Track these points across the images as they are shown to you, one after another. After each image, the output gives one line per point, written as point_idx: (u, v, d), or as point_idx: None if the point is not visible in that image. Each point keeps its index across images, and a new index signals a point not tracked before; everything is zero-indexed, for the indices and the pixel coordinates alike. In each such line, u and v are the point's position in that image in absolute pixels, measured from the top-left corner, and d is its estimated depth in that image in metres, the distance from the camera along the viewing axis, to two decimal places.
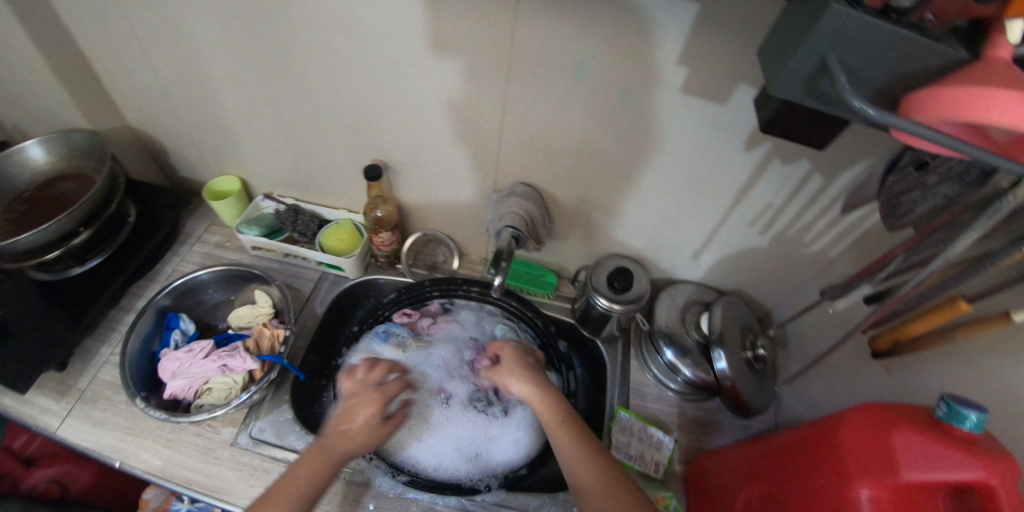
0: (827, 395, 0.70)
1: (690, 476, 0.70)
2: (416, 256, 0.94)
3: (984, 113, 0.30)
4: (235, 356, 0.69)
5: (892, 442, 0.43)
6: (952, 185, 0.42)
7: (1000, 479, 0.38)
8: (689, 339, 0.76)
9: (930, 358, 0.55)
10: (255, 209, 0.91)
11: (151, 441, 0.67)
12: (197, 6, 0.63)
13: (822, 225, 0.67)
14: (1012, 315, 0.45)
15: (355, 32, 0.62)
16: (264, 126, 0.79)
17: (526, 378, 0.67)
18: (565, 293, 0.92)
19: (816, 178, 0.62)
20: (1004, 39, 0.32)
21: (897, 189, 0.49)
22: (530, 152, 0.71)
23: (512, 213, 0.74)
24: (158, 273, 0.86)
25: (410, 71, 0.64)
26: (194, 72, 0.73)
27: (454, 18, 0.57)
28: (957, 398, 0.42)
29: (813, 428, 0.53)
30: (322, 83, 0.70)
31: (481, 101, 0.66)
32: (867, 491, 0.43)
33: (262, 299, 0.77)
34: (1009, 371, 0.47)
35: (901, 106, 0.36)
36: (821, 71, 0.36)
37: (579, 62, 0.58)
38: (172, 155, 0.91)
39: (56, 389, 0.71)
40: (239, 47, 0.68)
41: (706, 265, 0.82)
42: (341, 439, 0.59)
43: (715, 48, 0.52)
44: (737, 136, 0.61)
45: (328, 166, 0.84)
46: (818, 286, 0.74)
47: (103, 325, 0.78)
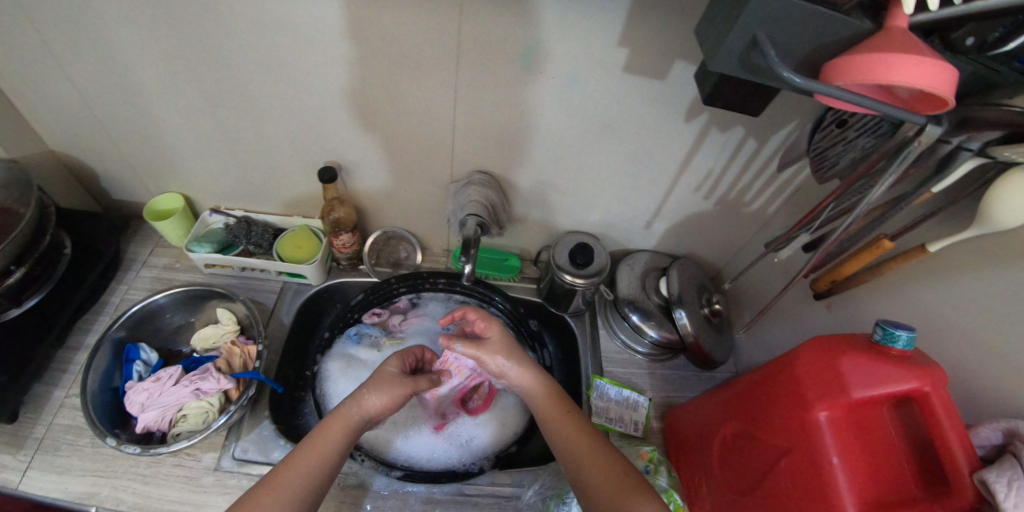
0: (779, 340, 0.76)
1: (667, 428, 0.76)
2: (378, 256, 0.92)
3: (889, 75, 0.35)
4: (207, 378, 0.67)
5: (842, 367, 0.49)
6: (870, 136, 0.48)
7: (932, 385, 0.46)
8: (650, 304, 0.81)
9: (864, 295, 0.62)
10: (203, 225, 0.86)
11: (127, 479, 0.64)
12: (113, 16, 0.59)
13: (760, 184, 0.73)
14: (927, 247, 0.51)
15: (293, 33, 0.60)
16: (204, 137, 0.75)
17: (515, 356, 0.68)
18: (530, 273, 0.94)
19: (750, 142, 0.67)
20: (900, 12, 0.37)
21: (823, 144, 0.55)
22: (485, 141, 0.72)
23: (473, 202, 0.74)
24: (105, 305, 0.81)
25: (357, 69, 0.63)
26: (119, 87, 0.68)
27: (397, 12, 0.56)
28: (889, 322, 0.49)
29: (770, 366, 0.58)
30: (262, 89, 0.67)
31: (432, 94, 0.66)
32: (825, 412, 0.49)
33: (226, 317, 0.75)
34: (931, 296, 0.54)
35: (823, 72, 0.40)
36: (752, 46, 0.40)
37: (527, 49, 0.59)
38: (102, 177, 0.86)
39: (9, 442, 0.66)
40: (166, 57, 0.64)
41: (659, 233, 0.87)
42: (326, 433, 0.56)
43: (651, 27, 0.55)
44: (678, 108, 0.64)
45: (277, 174, 0.81)
46: (762, 241, 0.81)
47: (52, 368, 0.73)
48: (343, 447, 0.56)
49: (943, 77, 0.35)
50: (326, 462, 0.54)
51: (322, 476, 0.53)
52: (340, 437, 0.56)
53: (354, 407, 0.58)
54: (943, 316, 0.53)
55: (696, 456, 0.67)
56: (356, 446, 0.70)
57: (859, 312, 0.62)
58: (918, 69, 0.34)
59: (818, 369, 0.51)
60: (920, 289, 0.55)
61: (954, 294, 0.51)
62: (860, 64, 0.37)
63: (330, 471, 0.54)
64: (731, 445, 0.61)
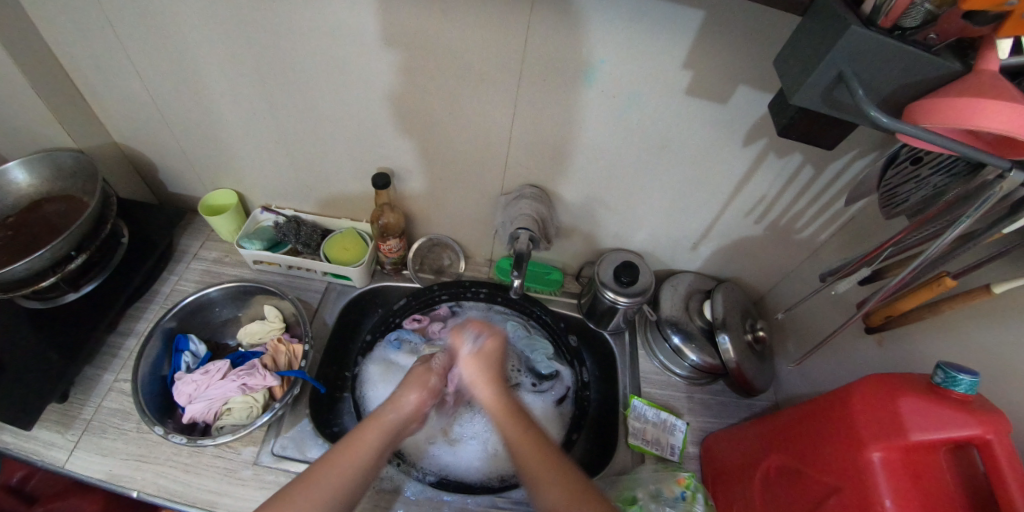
0: (825, 373, 0.75)
1: (704, 456, 0.75)
2: (421, 262, 0.93)
3: (981, 122, 0.35)
4: (254, 374, 0.70)
5: (899, 407, 0.48)
6: (942, 175, 0.48)
7: (996, 433, 0.43)
8: (693, 326, 0.81)
9: (922, 334, 0.61)
10: (253, 223, 0.90)
11: (168, 467, 0.65)
12: (192, 20, 0.62)
13: (813, 212, 0.73)
14: (991, 288, 0.50)
15: (363, 42, 0.61)
16: (262, 136, 0.77)
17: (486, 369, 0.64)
18: (570, 289, 0.95)
19: (807, 169, 0.67)
20: (993, 54, 0.37)
21: (896, 180, 0.55)
22: (538, 155, 0.72)
23: (523, 215, 0.76)
24: (156, 294, 0.84)
25: (419, 78, 0.65)
26: (188, 87, 0.71)
27: (466, 25, 0.57)
28: (951, 365, 0.48)
29: (822, 400, 0.58)
30: (324, 93, 0.69)
31: (489, 107, 0.67)
32: (879, 454, 0.48)
33: (272, 314, 0.79)
34: (998, 341, 0.52)
35: (912, 112, 0.40)
36: (837, 82, 0.40)
37: (590, 68, 0.60)
38: (161, 171, 0.89)
39: (59, 421, 0.68)
40: (238, 59, 0.66)
41: (703, 255, 0.87)
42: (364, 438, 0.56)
43: (719, 54, 0.55)
44: (737, 132, 0.64)
45: (330, 176, 0.83)
46: (809, 269, 0.80)
47: (103, 351, 0.76)
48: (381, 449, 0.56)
49: None
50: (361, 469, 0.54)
51: (355, 480, 0.53)
52: (379, 437, 0.57)
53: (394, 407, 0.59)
54: (1012, 363, 0.51)
55: (736, 490, 0.66)
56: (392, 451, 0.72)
57: (914, 347, 0.61)
58: (1018, 116, 0.33)
59: (874, 409, 0.50)
60: (985, 330, 0.54)
61: (1022, 338, 0.50)
62: (947, 106, 0.37)
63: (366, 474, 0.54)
64: (776, 478, 0.60)
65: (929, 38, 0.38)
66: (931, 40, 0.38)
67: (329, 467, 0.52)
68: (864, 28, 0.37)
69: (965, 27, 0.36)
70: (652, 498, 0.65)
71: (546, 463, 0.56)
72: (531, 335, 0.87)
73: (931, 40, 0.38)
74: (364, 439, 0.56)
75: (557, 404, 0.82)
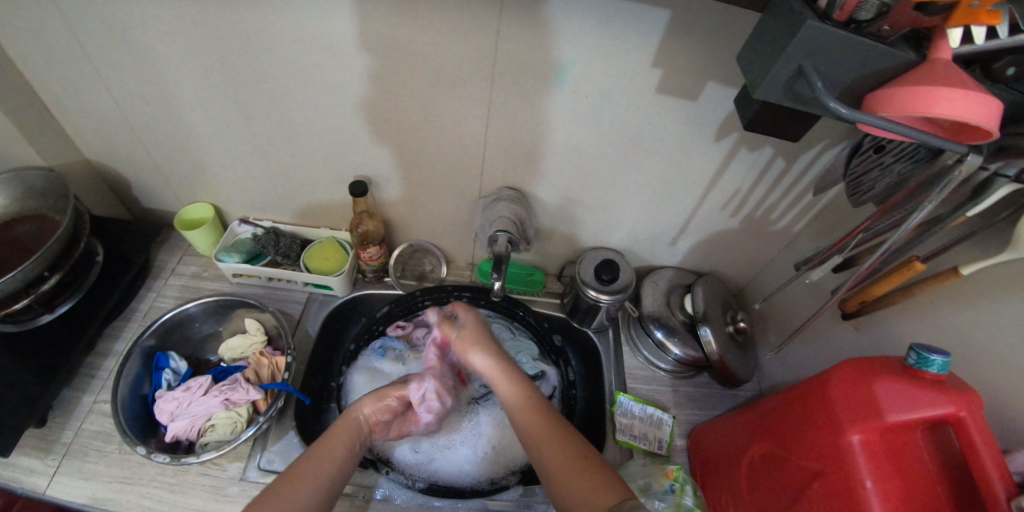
0: (806, 361, 0.76)
1: (692, 446, 0.76)
2: (403, 268, 0.93)
3: (938, 109, 0.36)
4: (237, 388, 0.69)
5: (876, 390, 0.49)
6: (905, 162, 0.50)
7: (968, 410, 0.45)
8: (676, 320, 0.81)
9: (895, 319, 0.62)
10: (231, 235, 0.88)
11: (152, 487, 0.64)
12: (157, 33, 0.61)
13: (786, 203, 0.74)
14: (959, 269, 0.51)
15: (332, 50, 0.61)
16: (235, 148, 0.77)
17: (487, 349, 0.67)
18: (553, 289, 0.95)
19: (778, 161, 0.68)
20: (945, 45, 0.38)
21: (859, 169, 0.57)
22: (514, 157, 0.73)
23: (503, 217, 0.76)
24: (134, 312, 0.82)
25: (391, 85, 0.64)
26: (157, 101, 0.70)
27: (435, 30, 0.57)
28: (923, 347, 0.49)
29: (802, 385, 0.59)
30: (296, 103, 0.68)
31: (463, 111, 0.67)
32: (859, 436, 0.49)
33: (253, 327, 0.78)
34: (967, 323, 0.54)
35: (871, 101, 0.40)
36: (798, 75, 0.41)
37: (561, 69, 0.60)
38: (134, 186, 0.88)
39: (38, 446, 0.66)
40: (206, 71, 0.65)
41: (684, 249, 0.88)
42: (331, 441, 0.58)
43: (686, 51, 0.56)
44: (708, 128, 0.65)
45: (307, 186, 0.82)
46: (787, 259, 0.81)
47: (81, 373, 0.74)
48: (351, 449, 0.59)
49: (989, 108, 0.35)
50: (335, 470, 0.56)
51: (331, 479, 0.55)
52: (348, 439, 0.60)
53: (358, 411, 0.63)
54: (981, 343, 0.52)
55: (723, 478, 0.67)
56: (381, 461, 0.72)
57: (888, 332, 0.63)
58: (967, 104, 0.35)
59: (851, 393, 0.51)
60: (954, 313, 0.55)
61: (989, 319, 0.51)
62: (906, 96, 0.37)
63: (340, 474, 0.56)
64: (761, 465, 0.61)
65: (882, 29, 0.38)
66: (884, 32, 0.38)
67: (301, 471, 0.54)
68: (820, 22, 0.37)
69: (917, 20, 0.36)
70: (642, 492, 0.65)
71: (562, 449, 0.56)
72: (516, 337, 0.87)
73: (885, 31, 0.38)
74: (333, 442, 0.59)
75: None
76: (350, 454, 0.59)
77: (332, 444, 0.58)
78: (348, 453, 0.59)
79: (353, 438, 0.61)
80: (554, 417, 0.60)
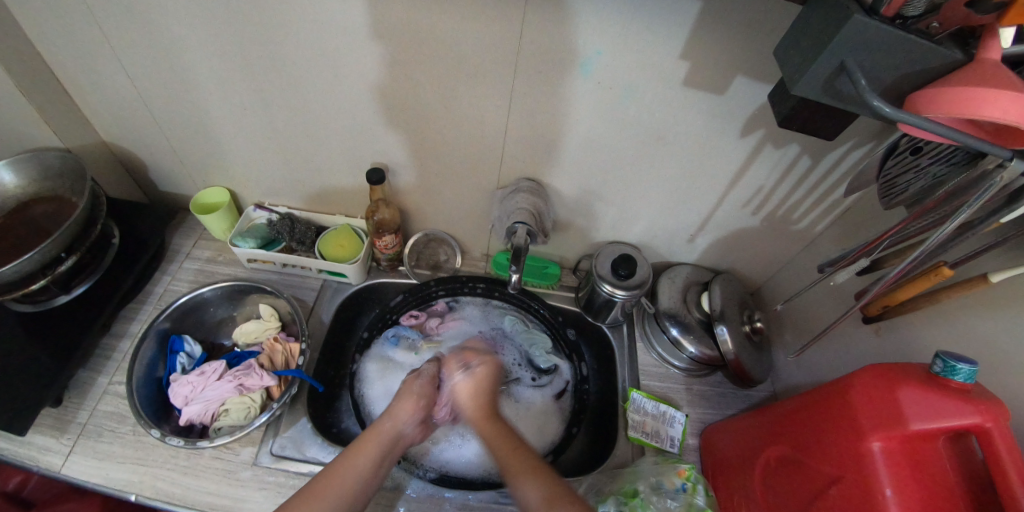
0: (823, 363, 0.76)
1: (704, 447, 0.76)
2: (417, 258, 0.93)
3: (986, 113, 0.34)
4: (251, 374, 0.69)
5: (899, 397, 0.48)
6: (942, 165, 0.48)
7: (994, 422, 0.43)
8: (691, 318, 0.81)
9: (918, 324, 0.61)
10: (246, 220, 0.88)
11: (167, 469, 0.64)
12: (178, 17, 0.60)
13: (810, 203, 0.72)
14: (990, 277, 0.50)
15: (355, 34, 0.59)
16: (254, 132, 0.76)
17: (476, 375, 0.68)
18: (568, 282, 0.94)
19: (804, 159, 0.66)
20: (995, 43, 0.36)
21: (893, 171, 0.55)
22: (533, 148, 0.72)
23: (521, 210, 0.75)
24: (149, 295, 0.83)
25: (412, 71, 0.63)
26: (176, 84, 0.70)
27: (459, 18, 0.56)
28: (950, 354, 0.48)
29: (823, 389, 0.58)
30: (315, 88, 0.67)
31: (484, 100, 0.66)
32: (879, 443, 0.48)
33: (267, 313, 0.78)
34: (992, 331, 0.53)
35: (917, 101, 0.39)
36: (838, 72, 0.40)
37: (586, 59, 0.58)
38: (150, 169, 0.88)
39: (54, 425, 0.67)
40: (226, 54, 0.64)
41: (701, 247, 0.87)
42: (365, 447, 0.59)
43: (717, 44, 0.55)
44: (735, 123, 0.63)
45: (324, 172, 0.82)
46: (806, 259, 0.80)
47: (97, 354, 0.75)
48: (379, 462, 0.59)
49: None
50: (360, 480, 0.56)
51: (356, 491, 0.55)
52: (376, 452, 0.59)
53: (394, 421, 0.63)
54: (1007, 353, 0.51)
55: (736, 479, 0.67)
56: None
57: (911, 337, 0.62)
58: (1019, 107, 0.33)
59: (873, 398, 0.50)
60: (981, 319, 0.54)
61: (1019, 328, 0.50)
62: (956, 98, 0.35)
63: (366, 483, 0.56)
64: (777, 469, 0.61)
65: (931, 26, 0.37)
66: (933, 28, 0.37)
67: (332, 478, 0.54)
68: (867, 17, 0.36)
69: (968, 16, 0.36)
70: (654, 490, 0.65)
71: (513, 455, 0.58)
72: (529, 330, 0.87)
73: (934, 28, 0.37)
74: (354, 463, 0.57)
75: (556, 399, 0.83)
76: (377, 466, 0.58)
77: (364, 451, 0.58)
78: (376, 466, 0.58)
79: (381, 450, 0.60)
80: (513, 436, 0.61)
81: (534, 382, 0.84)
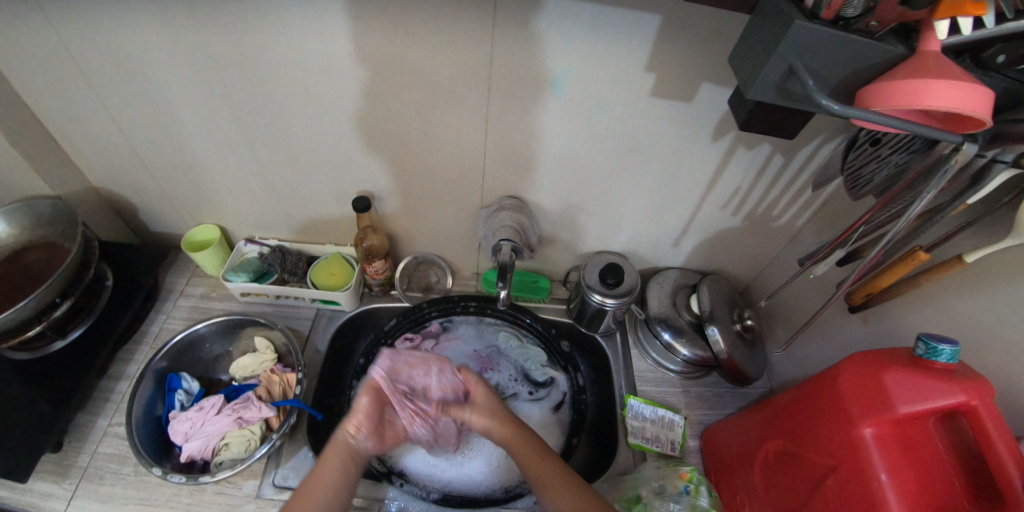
0: (816, 357, 0.76)
1: (705, 448, 0.76)
2: (409, 280, 0.94)
3: (929, 101, 0.36)
4: (250, 407, 0.70)
5: (885, 382, 0.49)
6: (903, 153, 0.50)
7: (979, 399, 0.44)
8: (683, 321, 0.82)
9: (900, 310, 0.62)
10: (237, 256, 0.89)
11: (169, 508, 0.64)
12: (161, 64, 0.63)
13: (787, 199, 0.74)
14: (963, 257, 0.51)
15: (332, 68, 0.62)
16: (241, 168, 0.78)
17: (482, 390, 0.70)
18: (559, 294, 0.96)
19: (776, 158, 0.68)
20: (933, 36, 0.38)
21: (857, 162, 0.57)
22: (513, 166, 0.74)
23: (505, 226, 0.77)
24: (145, 335, 0.83)
25: (390, 100, 0.65)
26: (163, 127, 0.72)
27: (431, 46, 0.58)
28: (931, 336, 0.48)
29: (813, 381, 0.58)
30: (298, 122, 0.69)
31: (461, 122, 0.68)
32: (871, 430, 0.49)
33: (263, 345, 0.79)
34: (971, 313, 0.54)
35: (866, 95, 0.40)
36: (789, 74, 0.42)
37: (556, 78, 0.61)
38: (141, 211, 0.90)
39: (54, 471, 0.67)
40: (209, 95, 0.67)
41: (687, 250, 0.88)
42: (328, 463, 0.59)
43: (679, 55, 0.57)
44: (705, 128, 0.65)
45: (312, 203, 0.83)
46: (790, 255, 0.81)
47: (95, 397, 0.75)
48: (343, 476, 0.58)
49: (978, 98, 0.35)
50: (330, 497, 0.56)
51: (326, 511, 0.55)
52: (338, 469, 0.58)
53: (345, 435, 0.61)
54: (988, 333, 0.52)
55: (738, 478, 0.67)
56: (393, 473, 0.72)
57: (897, 324, 0.63)
58: (954, 95, 0.35)
59: (861, 386, 0.51)
60: (960, 302, 0.55)
61: (996, 308, 0.51)
62: (898, 89, 0.37)
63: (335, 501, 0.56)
64: (776, 464, 0.61)
65: (870, 25, 0.39)
66: (872, 27, 0.39)
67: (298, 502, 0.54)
68: (807, 21, 0.38)
69: (903, 13, 0.37)
70: (657, 494, 0.65)
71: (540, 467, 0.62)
72: (523, 345, 0.88)
73: (873, 27, 0.39)
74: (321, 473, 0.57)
75: (555, 410, 0.83)
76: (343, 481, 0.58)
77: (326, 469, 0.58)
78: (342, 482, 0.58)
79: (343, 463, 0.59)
80: (536, 440, 0.65)
81: (531, 395, 0.84)
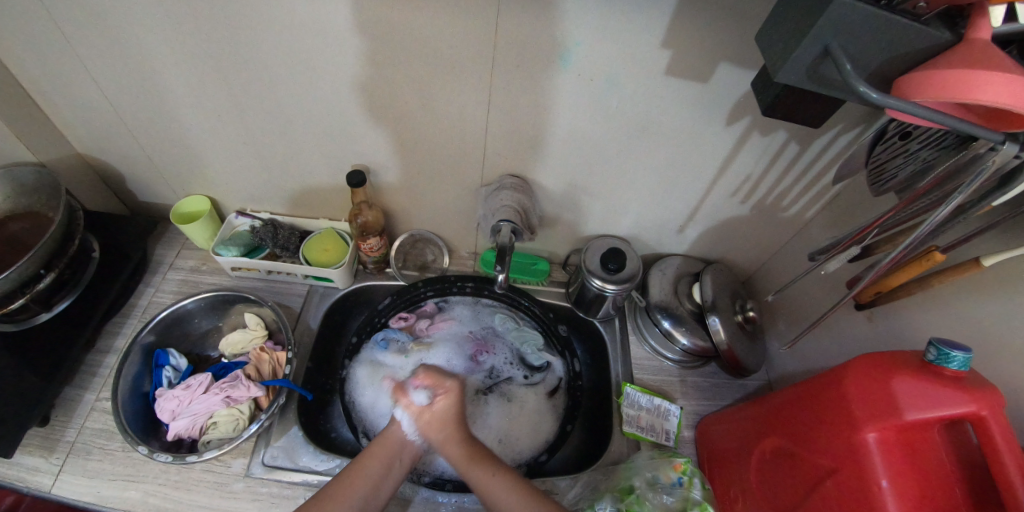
0: (816, 351, 0.75)
1: (700, 439, 0.75)
2: (405, 258, 0.92)
3: (984, 95, 0.32)
4: (238, 386, 0.69)
5: (893, 387, 0.47)
6: (932, 149, 0.47)
7: (990, 409, 0.43)
8: (683, 310, 0.80)
9: (909, 310, 0.60)
10: (229, 228, 0.87)
11: (157, 485, 0.64)
12: (141, 24, 0.58)
13: (799, 190, 0.71)
14: (981, 261, 0.49)
15: (326, 34, 0.57)
16: (230, 138, 0.74)
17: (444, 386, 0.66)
18: (558, 278, 0.94)
19: (792, 145, 0.65)
20: (986, 22, 0.34)
21: (883, 156, 0.53)
22: (516, 144, 0.70)
23: (505, 206, 0.74)
24: (133, 308, 0.81)
25: (387, 70, 0.61)
26: (147, 94, 0.68)
27: (432, 14, 0.54)
28: (943, 342, 0.46)
29: (817, 381, 0.57)
30: (289, 91, 0.65)
31: (462, 96, 0.64)
32: (874, 434, 0.47)
33: (253, 322, 0.77)
34: (982, 317, 0.52)
35: (908, 84, 0.37)
36: (823, 57, 0.38)
37: (565, 51, 0.57)
38: (128, 179, 0.86)
39: (42, 445, 0.66)
40: (194, 60, 0.62)
41: (691, 237, 0.86)
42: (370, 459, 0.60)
43: (699, 31, 0.53)
44: (720, 111, 0.62)
45: (305, 175, 0.80)
46: (797, 246, 0.79)
47: (83, 371, 0.74)
48: (386, 470, 0.59)
49: None
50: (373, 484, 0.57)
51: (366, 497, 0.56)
52: (383, 459, 0.60)
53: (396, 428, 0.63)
54: (999, 338, 0.51)
55: (732, 473, 0.66)
56: None
57: (903, 322, 0.61)
58: (1012, 89, 0.31)
59: (868, 389, 0.49)
60: (973, 305, 0.53)
61: (1010, 313, 0.49)
62: (939, 80, 0.34)
63: (376, 490, 0.57)
64: (772, 461, 0.60)
65: (917, 6, 0.36)
66: (919, 8, 0.36)
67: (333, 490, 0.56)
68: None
69: None
70: (650, 485, 0.64)
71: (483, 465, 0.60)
72: (519, 327, 0.86)
73: (920, 8, 0.36)
74: (366, 466, 0.59)
75: (550, 396, 0.82)
76: (386, 473, 0.59)
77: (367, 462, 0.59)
78: (383, 473, 0.59)
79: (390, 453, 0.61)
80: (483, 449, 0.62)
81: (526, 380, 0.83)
